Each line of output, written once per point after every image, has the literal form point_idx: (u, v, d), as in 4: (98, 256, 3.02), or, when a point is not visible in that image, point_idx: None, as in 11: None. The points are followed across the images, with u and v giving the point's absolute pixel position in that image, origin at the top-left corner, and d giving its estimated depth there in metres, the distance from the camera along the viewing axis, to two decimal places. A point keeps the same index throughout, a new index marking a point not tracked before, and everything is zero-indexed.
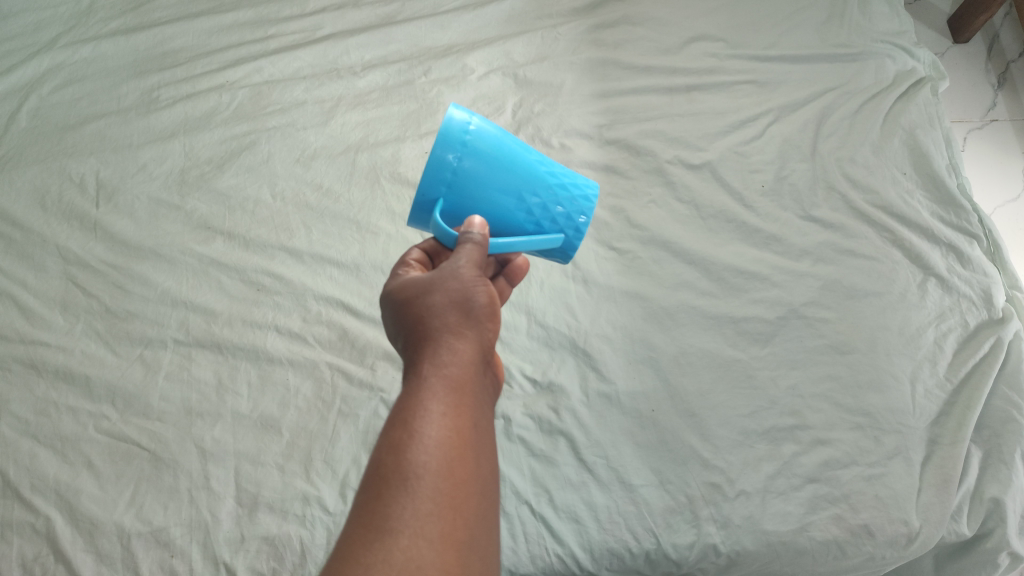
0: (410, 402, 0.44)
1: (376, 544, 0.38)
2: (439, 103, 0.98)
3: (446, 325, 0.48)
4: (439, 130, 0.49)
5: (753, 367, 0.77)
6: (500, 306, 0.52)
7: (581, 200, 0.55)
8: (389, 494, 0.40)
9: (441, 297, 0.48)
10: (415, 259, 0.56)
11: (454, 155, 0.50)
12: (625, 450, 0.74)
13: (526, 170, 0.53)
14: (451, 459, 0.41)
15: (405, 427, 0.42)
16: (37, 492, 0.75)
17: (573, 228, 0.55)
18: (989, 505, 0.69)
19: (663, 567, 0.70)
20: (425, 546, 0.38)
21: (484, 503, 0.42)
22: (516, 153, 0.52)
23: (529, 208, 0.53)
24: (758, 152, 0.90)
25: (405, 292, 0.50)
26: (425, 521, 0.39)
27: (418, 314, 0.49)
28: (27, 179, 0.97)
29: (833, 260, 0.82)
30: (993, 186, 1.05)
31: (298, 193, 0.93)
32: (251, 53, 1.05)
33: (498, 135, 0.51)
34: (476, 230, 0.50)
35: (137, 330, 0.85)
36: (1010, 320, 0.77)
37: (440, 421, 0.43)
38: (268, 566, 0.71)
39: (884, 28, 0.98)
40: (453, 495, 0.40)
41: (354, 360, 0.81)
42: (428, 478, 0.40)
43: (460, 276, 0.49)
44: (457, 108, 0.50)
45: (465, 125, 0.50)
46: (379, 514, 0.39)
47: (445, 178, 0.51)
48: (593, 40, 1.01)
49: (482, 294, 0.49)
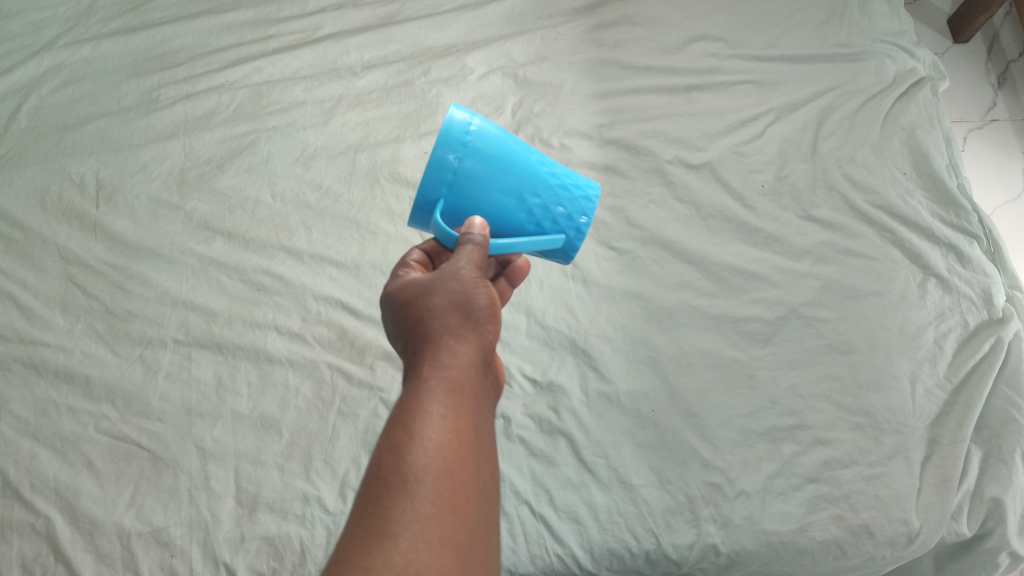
0: (411, 404, 0.44)
1: (376, 547, 0.38)
2: (439, 103, 0.98)
3: (446, 327, 0.48)
4: (440, 129, 0.49)
5: (753, 367, 0.77)
6: (500, 308, 0.52)
7: (582, 201, 0.55)
8: (389, 497, 0.40)
9: (441, 298, 0.48)
10: (416, 260, 0.56)
11: (454, 155, 0.50)
12: (625, 450, 0.74)
13: (527, 170, 0.53)
14: (451, 462, 0.41)
15: (405, 429, 0.42)
16: (37, 492, 0.75)
17: (575, 229, 0.55)
18: (989, 505, 0.69)
19: (663, 567, 0.70)
20: (424, 549, 0.38)
21: (484, 505, 0.42)
22: (517, 154, 0.52)
23: (530, 208, 0.53)
24: (757, 152, 0.90)
25: (406, 293, 0.50)
26: (425, 524, 0.39)
27: (418, 315, 0.49)
28: (27, 179, 0.97)
29: (832, 260, 0.82)
30: (994, 185, 1.05)
31: (298, 193, 0.93)
32: (251, 53, 1.05)
33: (499, 135, 0.51)
34: (476, 232, 0.50)
35: (137, 330, 0.85)
36: (1010, 320, 0.77)
37: (440, 424, 0.43)
38: (268, 566, 0.71)
39: (884, 28, 0.98)
40: (453, 498, 0.40)
41: (354, 360, 0.81)
42: (427, 481, 0.40)
43: (461, 278, 0.49)
44: (458, 108, 0.50)
45: (466, 125, 0.50)
46: (379, 517, 0.39)
47: (446, 179, 0.51)
48: (593, 40, 1.01)
49: (483, 296, 0.49)
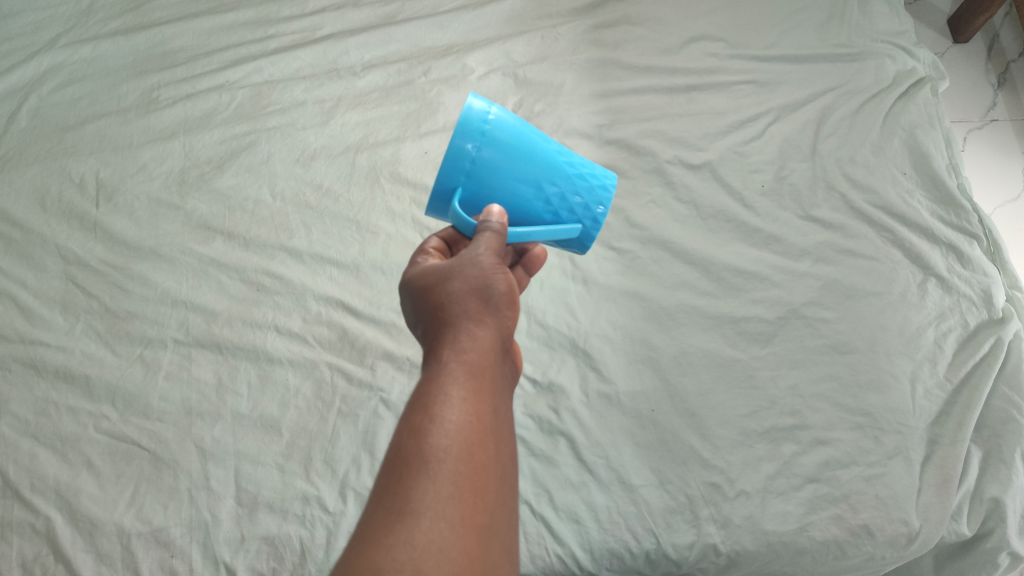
0: (431, 387, 0.44)
1: (399, 525, 0.38)
2: (439, 103, 0.98)
3: (465, 312, 0.48)
4: (459, 118, 0.50)
5: (753, 367, 0.77)
6: (518, 295, 0.51)
7: (599, 191, 0.55)
8: (410, 477, 0.40)
9: (460, 284, 0.48)
10: (434, 247, 0.56)
11: (472, 144, 0.50)
12: (625, 450, 0.74)
13: (544, 160, 0.53)
14: (471, 443, 0.41)
15: (425, 411, 0.42)
16: (37, 492, 0.75)
17: (591, 218, 0.55)
18: (989, 505, 0.69)
19: (663, 567, 0.70)
20: (445, 527, 0.38)
21: (505, 486, 0.42)
22: (534, 143, 0.52)
23: (547, 197, 0.53)
24: (757, 152, 0.90)
25: (425, 279, 0.50)
26: (445, 502, 0.39)
27: (437, 301, 0.49)
28: (27, 179, 0.97)
29: (832, 260, 0.82)
30: (994, 186, 1.05)
31: (298, 193, 0.93)
32: (252, 52, 1.05)
33: (516, 125, 0.52)
34: (495, 220, 0.50)
35: (137, 330, 0.85)
36: (1010, 320, 0.77)
37: (460, 406, 0.43)
38: (268, 566, 0.71)
39: (884, 28, 0.98)
40: (473, 479, 0.40)
41: (354, 360, 0.81)
42: (448, 462, 0.40)
43: (479, 265, 0.49)
44: (476, 98, 0.50)
45: (484, 114, 0.50)
46: (401, 495, 0.39)
47: (463, 168, 0.51)
48: (593, 40, 1.01)
49: (502, 282, 0.49)
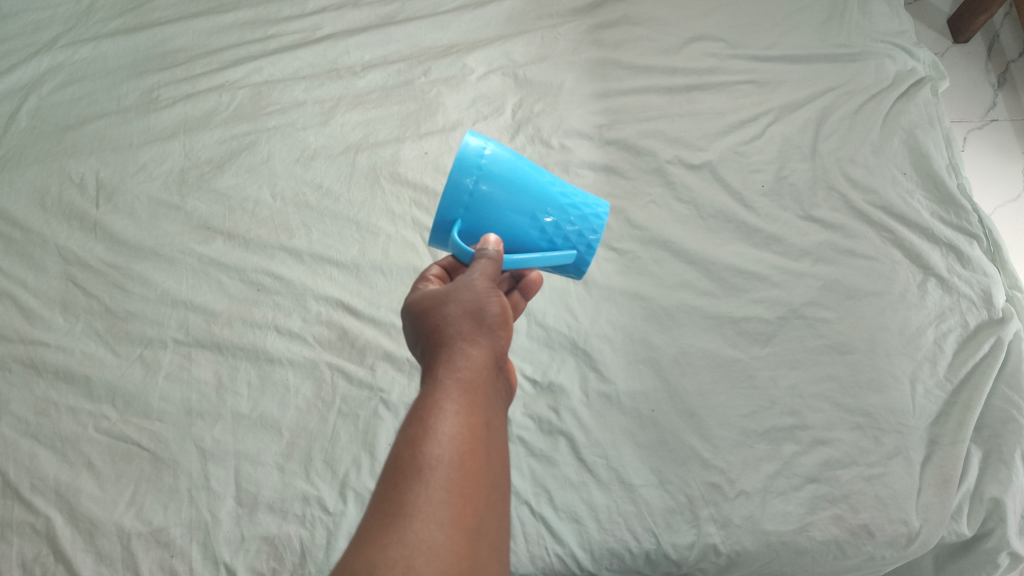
0: (427, 402, 0.44)
1: (392, 527, 0.38)
2: (439, 103, 0.98)
3: (460, 332, 0.48)
4: (457, 155, 0.50)
5: (753, 367, 0.77)
6: (512, 318, 0.51)
7: (592, 218, 0.55)
8: (404, 483, 0.40)
9: (456, 307, 0.49)
10: (434, 275, 0.56)
11: (470, 178, 0.51)
12: (625, 450, 0.74)
13: (539, 191, 0.53)
14: (463, 453, 0.41)
15: (420, 423, 0.43)
16: (37, 492, 0.75)
17: (585, 244, 0.55)
18: (989, 505, 0.69)
19: (663, 567, 0.70)
20: (436, 528, 0.38)
21: (496, 494, 0.42)
22: (529, 175, 0.53)
23: (542, 226, 0.54)
24: (757, 151, 0.90)
25: (423, 303, 0.50)
26: (437, 506, 0.39)
27: (434, 323, 0.49)
28: (27, 179, 0.97)
29: (832, 260, 0.82)
30: (994, 186, 1.05)
31: (298, 193, 0.93)
32: (251, 53, 1.05)
33: (511, 159, 0.52)
34: (491, 248, 0.51)
35: (137, 330, 0.85)
36: (1010, 320, 0.77)
37: (453, 419, 0.43)
38: (268, 566, 0.71)
39: (883, 28, 0.98)
40: (464, 485, 0.40)
41: (354, 360, 0.81)
42: (441, 469, 0.40)
43: (475, 288, 0.49)
44: (472, 135, 0.51)
45: (480, 151, 0.51)
46: (395, 500, 0.39)
47: (462, 201, 0.51)
48: (593, 40, 1.01)
49: (496, 304, 0.49)
